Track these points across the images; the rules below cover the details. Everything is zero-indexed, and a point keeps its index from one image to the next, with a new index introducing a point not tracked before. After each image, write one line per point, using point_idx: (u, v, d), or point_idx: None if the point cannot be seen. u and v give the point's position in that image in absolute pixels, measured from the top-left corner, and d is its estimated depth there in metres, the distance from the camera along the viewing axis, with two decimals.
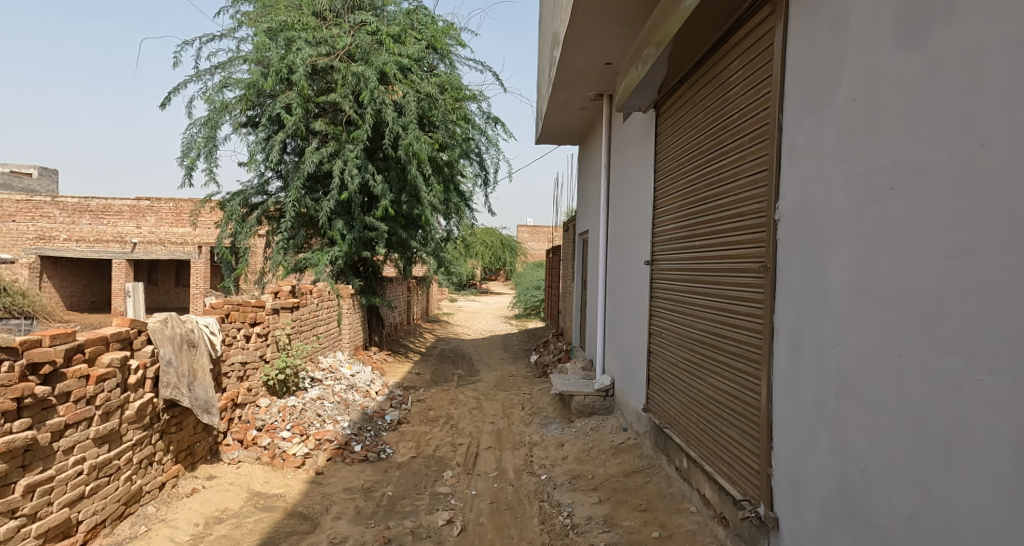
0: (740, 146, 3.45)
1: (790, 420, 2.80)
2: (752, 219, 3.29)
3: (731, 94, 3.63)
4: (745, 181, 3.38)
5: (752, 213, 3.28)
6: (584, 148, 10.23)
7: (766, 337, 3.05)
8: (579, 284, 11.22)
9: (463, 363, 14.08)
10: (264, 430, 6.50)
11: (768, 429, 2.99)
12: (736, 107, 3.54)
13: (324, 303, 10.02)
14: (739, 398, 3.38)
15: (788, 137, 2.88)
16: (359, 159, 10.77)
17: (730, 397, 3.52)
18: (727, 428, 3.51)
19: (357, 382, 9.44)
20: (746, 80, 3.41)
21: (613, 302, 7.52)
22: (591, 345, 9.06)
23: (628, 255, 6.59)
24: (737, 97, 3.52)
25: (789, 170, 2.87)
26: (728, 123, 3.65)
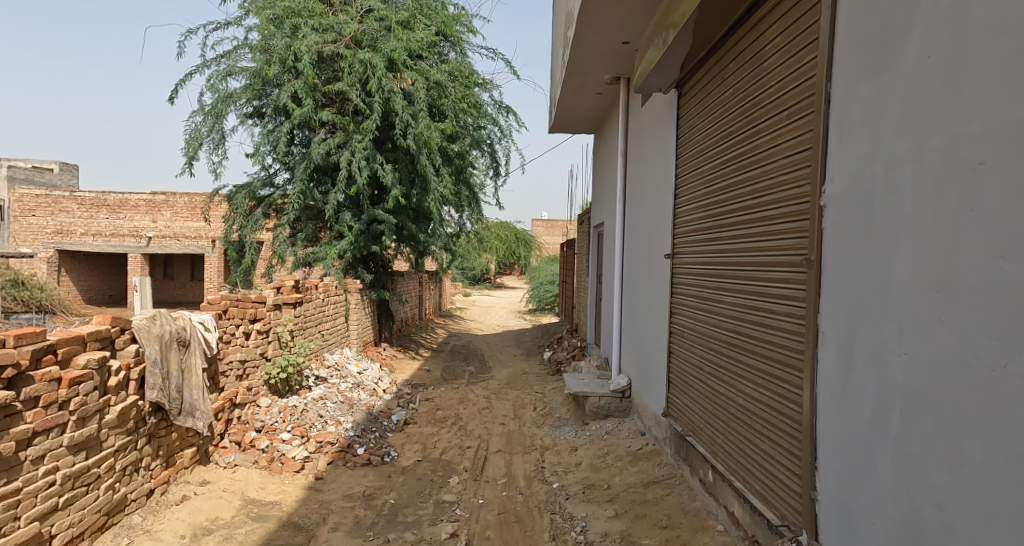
0: (778, 123, 3.05)
1: (838, 437, 2.42)
2: (790, 206, 2.90)
3: (766, 65, 3.23)
4: (782, 163, 2.99)
5: (790, 199, 2.89)
6: (600, 137, 9.82)
7: (809, 341, 2.67)
8: (594, 279, 10.84)
9: (475, 360, 13.76)
10: (264, 431, 6.22)
11: (812, 446, 2.61)
12: (772, 80, 3.15)
13: (331, 298, 9.75)
14: (775, 409, 3.00)
15: (837, 110, 2.49)
16: (367, 150, 10.44)
17: (763, 406, 3.13)
18: (760, 441, 3.13)
19: (364, 380, 9.15)
20: (786, 49, 3.02)
21: (630, 299, 7.15)
22: (607, 343, 8.68)
23: (646, 249, 6.22)
24: (774, 68, 3.13)
25: (839, 148, 2.48)
26: (763, 99, 3.25)
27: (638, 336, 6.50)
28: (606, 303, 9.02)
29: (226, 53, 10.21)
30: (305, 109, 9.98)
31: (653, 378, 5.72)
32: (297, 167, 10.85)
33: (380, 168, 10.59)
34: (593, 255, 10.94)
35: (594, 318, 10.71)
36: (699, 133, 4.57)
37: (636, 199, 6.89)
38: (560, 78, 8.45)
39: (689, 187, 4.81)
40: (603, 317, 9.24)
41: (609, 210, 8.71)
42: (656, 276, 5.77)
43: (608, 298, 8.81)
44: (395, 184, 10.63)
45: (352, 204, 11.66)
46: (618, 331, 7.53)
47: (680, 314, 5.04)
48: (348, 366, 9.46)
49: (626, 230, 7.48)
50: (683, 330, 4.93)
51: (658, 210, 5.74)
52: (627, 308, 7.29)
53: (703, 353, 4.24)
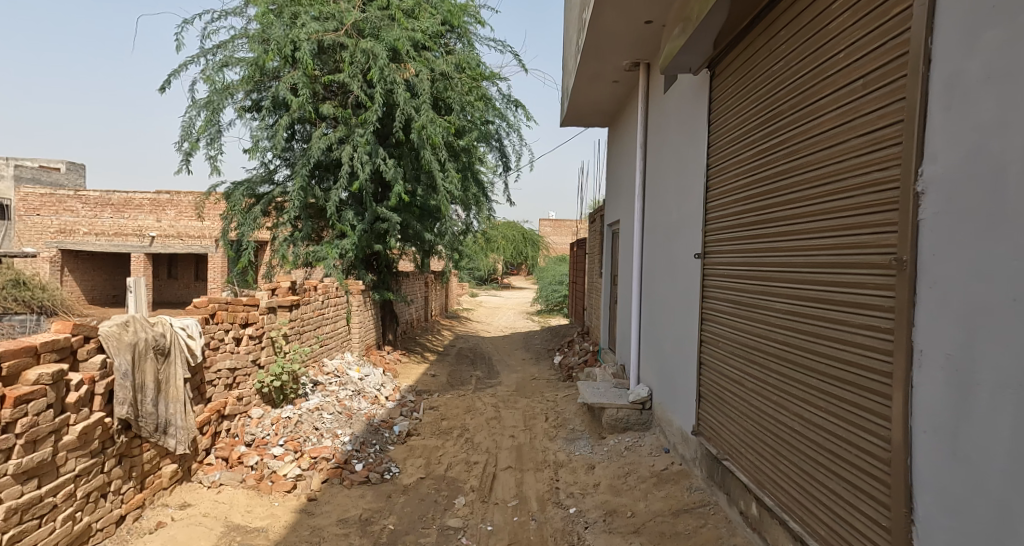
0: (848, 99, 2.63)
1: (952, 474, 2.00)
2: (867, 195, 2.48)
3: (830, 33, 2.81)
4: (854, 145, 2.57)
5: (867, 187, 2.47)
6: (615, 130, 9.30)
7: (901, 355, 2.23)
8: (608, 280, 10.33)
9: (483, 364, 13.27)
10: (254, 446, 5.74)
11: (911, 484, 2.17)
12: (839, 50, 2.73)
13: (331, 300, 9.28)
14: (847, 434, 2.57)
15: (946, 75, 2.07)
16: (370, 144, 9.97)
17: (833, 430, 2.67)
18: (828, 470, 2.70)
19: (366, 387, 8.68)
20: (860, 12, 2.59)
21: (650, 303, 6.65)
22: (623, 349, 8.17)
23: (669, 248, 5.73)
24: (841, 36, 2.71)
25: (949, 123, 2.05)
26: (828, 70, 2.81)
27: (660, 343, 6.00)
28: (622, 306, 8.53)
29: (222, 43, 9.74)
30: (304, 102, 9.51)
31: (679, 390, 5.22)
32: (297, 162, 10.39)
33: (382, 163, 10.10)
34: (606, 255, 10.43)
35: (608, 321, 10.19)
36: (734, 118, 4.13)
37: (656, 194, 6.40)
38: (573, 66, 7.94)
39: (721, 178, 4.37)
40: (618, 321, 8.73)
41: (626, 207, 8.19)
42: (681, 277, 5.29)
43: (624, 300, 8.31)
44: (398, 180, 10.14)
45: (355, 201, 11.21)
46: (637, 336, 7.04)
47: (711, 320, 4.57)
48: (348, 371, 8.98)
49: (644, 229, 6.99)
50: (715, 338, 4.47)
51: (684, 206, 5.26)
52: (647, 312, 6.79)
53: (739, 365, 3.79)
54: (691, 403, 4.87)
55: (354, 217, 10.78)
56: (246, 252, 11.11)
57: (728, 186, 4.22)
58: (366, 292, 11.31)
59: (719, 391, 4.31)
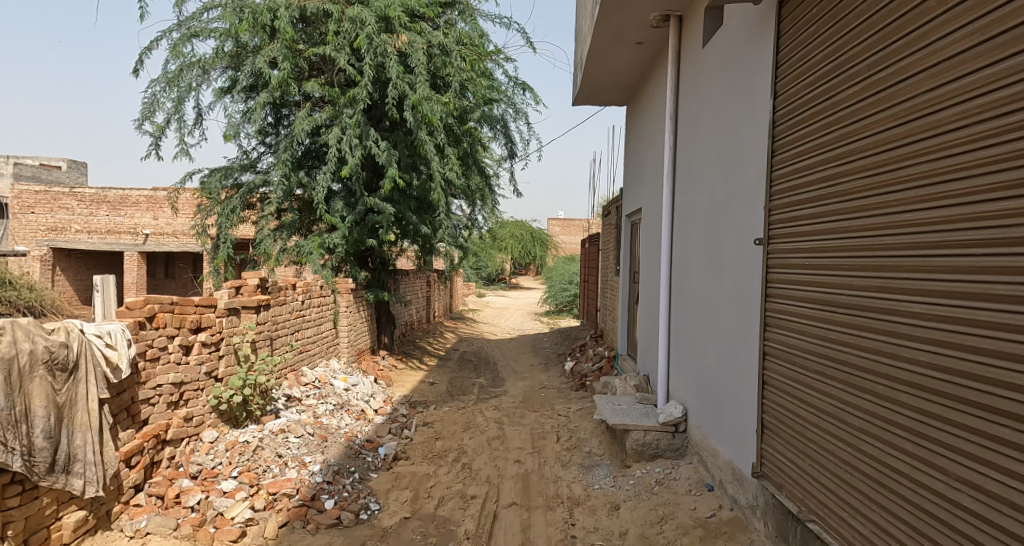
0: None
1: None
2: None
3: None
4: None
5: None
6: (636, 107, 8.23)
7: None
8: (625, 279, 9.25)
9: (487, 370, 12.24)
10: (200, 479, 4.68)
11: None
12: None
13: (313, 300, 8.26)
14: None
15: None
16: (360, 125, 8.94)
17: None
18: None
19: (352, 400, 7.66)
20: None
21: (682, 306, 5.59)
22: (646, 358, 7.09)
23: (711, 237, 4.68)
24: None
25: None
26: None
27: (699, 354, 4.93)
28: (644, 309, 7.45)
29: (192, 13, 8.65)
30: (285, 76, 8.49)
31: (728, 413, 4.16)
32: (280, 147, 9.39)
33: (374, 144, 9.02)
34: (623, 251, 9.38)
35: (627, 326, 9.11)
36: (823, 64, 3.20)
37: (690, 175, 5.36)
38: (589, 29, 6.87)
39: (801, 145, 3.39)
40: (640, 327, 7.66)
41: (649, 194, 7.13)
42: (730, 270, 4.23)
43: (646, 303, 7.25)
44: (392, 165, 9.04)
45: (346, 191, 10.15)
46: (667, 345, 5.97)
47: (779, 326, 3.55)
48: (332, 381, 7.91)
49: (674, 218, 5.93)
50: (784, 352, 3.47)
51: (735, 182, 4.23)
52: (679, 316, 5.73)
53: (839, 387, 3.00)
54: (750, 433, 3.80)
55: (344, 208, 9.72)
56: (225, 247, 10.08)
57: (814, 153, 3.26)
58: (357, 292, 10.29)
59: (794, 425, 3.31)
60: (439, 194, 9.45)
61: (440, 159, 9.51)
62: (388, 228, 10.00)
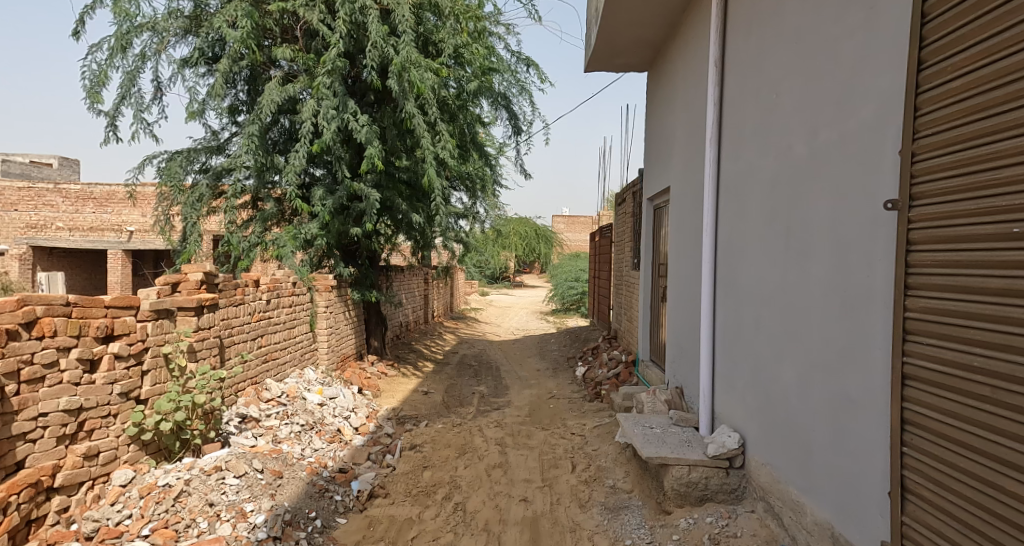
0: None
1: None
2: None
3: None
4: None
5: None
6: (661, 69, 7.04)
7: None
8: (647, 274, 8.02)
9: (489, 377, 11.04)
10: (95, 542, 3.48)
11: None
12: None
13: (281, 300, 7.09)
14: None
15: None
16: (338, 95, 7.80)
17: None
18: None
19: (326, 417, 6.49)
20: None
21: (735, 306, 4.39)
22: (681, 369, 5.86)
23: (785, 211, 3.46)
24: None
25: None
26: None
27: (767, 370, 3.72)
28: (675, 309, 6.25)
29: None
30: (247, 37, 7.32)
31: (825, 460, 2.94)
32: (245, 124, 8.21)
33: (353, 117, 7.84)
34: (643, 243, 8.15)
35: (651, 329, 7.89)
36: None
37: (746, 135, 4.15)
38: None
39: (962, 48, 2.19)
40: (670, 332, 6.45)
41: (680, 170, 5.94)
42: (823, 257, 3.02)
43: (678, 304, 6.07)
44: (374, 141, 7.86)
45: (327, 176, 8.94)
46: (711, 355, 4.79)
47: (919, 334, 2.35)
48: (302, 396, 6.69)
49: (719, 194, 4.73)
50: (946, 377, 2.24)
51: (826, 130, 3.03)
52: (728, 318, 4.54)
53: None
54: (871, 494, 2.58)
55: (323, 193, 8.52)
56: (194, 241, 8.78)
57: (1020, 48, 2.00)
58: (339, 291, 9.08)
59: (982, 490, 2.11)
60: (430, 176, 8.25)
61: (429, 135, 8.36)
62: (373, 216, 8.65)
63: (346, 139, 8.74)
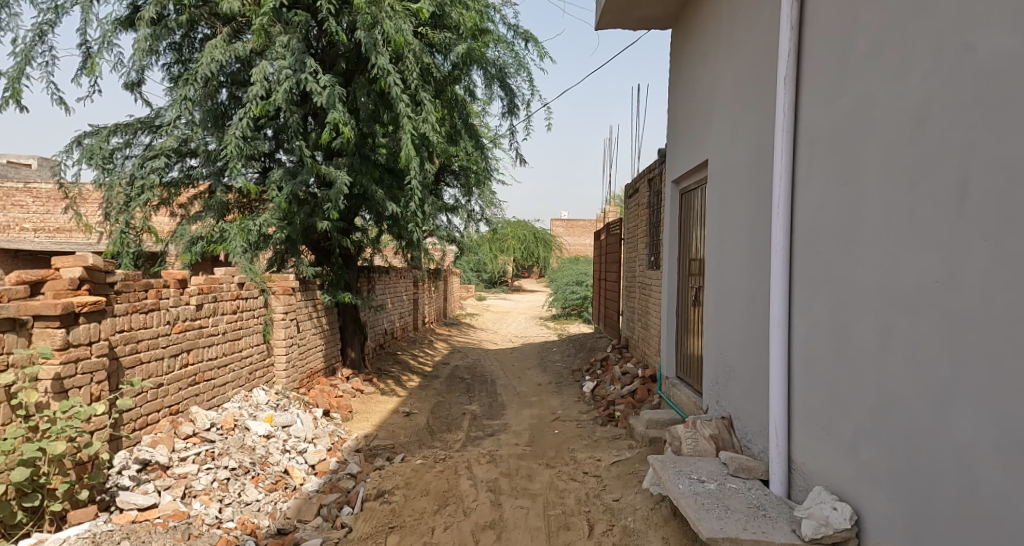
0: None
1: None
2: None
3: None
4: None
5: None
6: (692, 20, 5.71)
7: None
8: (671, 272, 6.66)
9: (483, 394, 9.68)
10: None
11: None
12: None
13: (221, 305, 5.67)
14: None
15: None
16: (294, 53, 6.60)
17: None
18: None
19: (274, 455, 5.11)
20: None
21: (826, 311, 3.07)
22: (732, 393, 4.50)
23: (960, 157, 2.15)
24: None
25: None
26: None
27: (909, 412, 2.40)
28: (717, 315, 4.93)
29: None
30: None
31: None
32: (175, 89, 7.05)
33: (311, 78, 6.61)
34: (667, 235, 6.81)
35: (679, 339, 6.53)
36: None
37: (852, 60, 2.84)
38: None
39: None
40: (709, 344, 5.13)
41: (727, 133, 4.61)
42: None
43: (722, 311, 4.75)
44: (336, 106, 6.65)
45: (289, 159, 7.70)
46: (786, 379, 3.47)
47: None
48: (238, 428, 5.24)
49: (796, 156, 3.42)
50: None
51: None
52: (812, 327, 3.22)
53: None
54: None
55: (283, 175, 7.29)
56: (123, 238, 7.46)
57: None
58: (301, 294, 7.64)
59: None
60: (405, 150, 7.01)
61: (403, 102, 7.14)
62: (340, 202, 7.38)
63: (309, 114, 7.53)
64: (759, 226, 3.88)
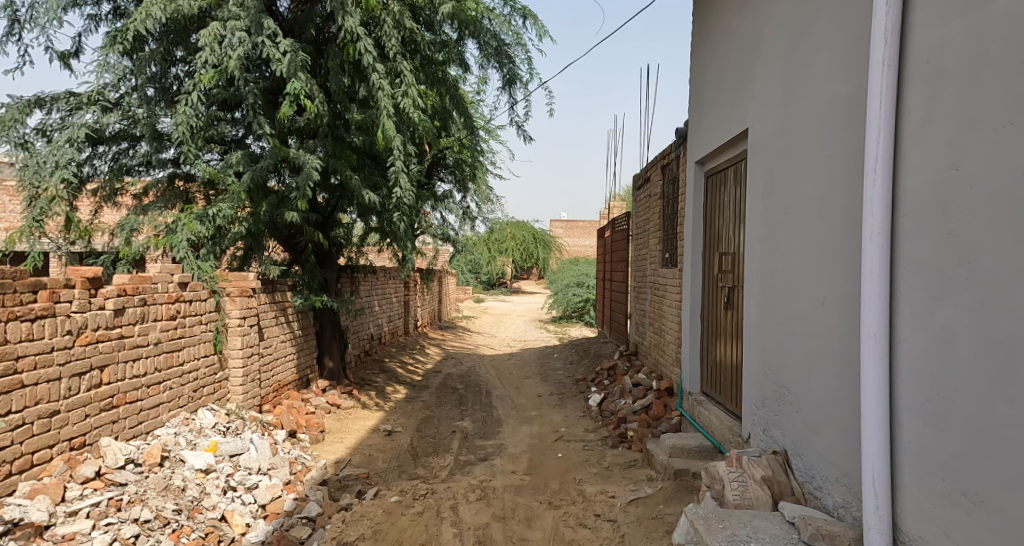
0: None
1: None
2: None
3: None
4: None
5: None
6: None
7: None
8: (693, 269, 5.71)
9: (477, 407, 8.69)
10: None
11: None
12: None
13: (155, 310, 4.66)
14: None
15: None
16: (251, 12, 5.74)
17: None
18: None
19: (212, 496, 4.09)
20: None
21: (970, 324, 2.09)
22: (788, 423, 3.52)
23: None
24: None
25: None
26: None
27: None
28: (761, 322, 3.98)
29: None
30: None
31: None
32: (109, 54, 6.01)
33: (269, 42, 5.76)
34: (688, 225, 5.87)
35: (703, 347, 5.58)
36: None
37: None
38: None
39: None
40: (748, 357, 4.18)
41: (782, 92, 3.66)
42: None
43: (770, 318, 3.80)
44: (298, 75, 5.79)
45: (258, 144, 6.94)
46: (888, 416, 2.48)
47: None
48: (164, 465, 4.21)
49: (902, 103, 2.44)
50: None
51: None
52: (937, 346, 2.24)
53: None
54: None
55: (240, 160, 6.51)
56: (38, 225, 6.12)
57: None
58: (263, 297, 6.63)
59: None
60: (384, 126, 6.15)
61: (378, 72, 6.30)
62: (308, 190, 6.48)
63: (268, 92, 6.71)
64: (840, 205, 2.91)
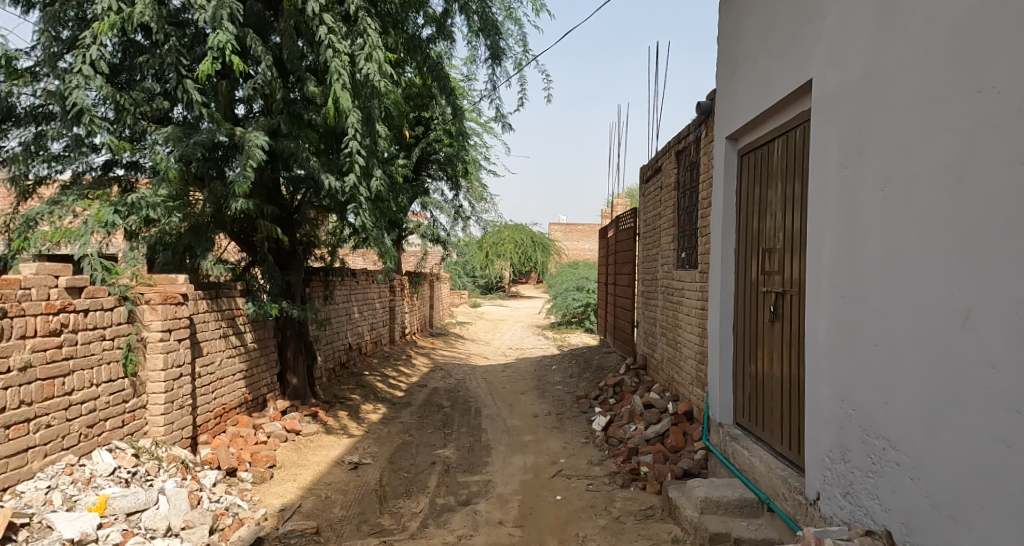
0: None
1: None
2: None
3: None
4: None
5: None
6: None
7: None
8: (724, 271, 4.62)
9: (464, 430, 7.57)
10: None
11: None
12: None
13: (23, 325, 3.51)
14: None
15: None
16: None
17: None
18: None
19: None
20: None
21: None
22: (887, 492, 2.43)
23: None
24: None
25: None
26: None
27: None
28: (832, 341, 2.91)
29: None
30: None
31: None
32: None
33: None
34: (715, 218, 4.81)
35: (737, 367, 4.49)
36: None
37: None
38: None
39: None
40: (811, 387, 3.11)
41: (873, 16, 2.59)
42: None
43: (849, 335, 2.73)
44: (224, 23, 4.93)
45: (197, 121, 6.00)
46: None
47: None
48: (9, 543, 3.05)
49: None
50: None
51: None
52: None
53: None
54: None
55: (173, 136, 5.43)
56: None
57: None
58: (196, 307, 5.48)
59: None
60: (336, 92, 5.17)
61: (327, 29, 5.35)
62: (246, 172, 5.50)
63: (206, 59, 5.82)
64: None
